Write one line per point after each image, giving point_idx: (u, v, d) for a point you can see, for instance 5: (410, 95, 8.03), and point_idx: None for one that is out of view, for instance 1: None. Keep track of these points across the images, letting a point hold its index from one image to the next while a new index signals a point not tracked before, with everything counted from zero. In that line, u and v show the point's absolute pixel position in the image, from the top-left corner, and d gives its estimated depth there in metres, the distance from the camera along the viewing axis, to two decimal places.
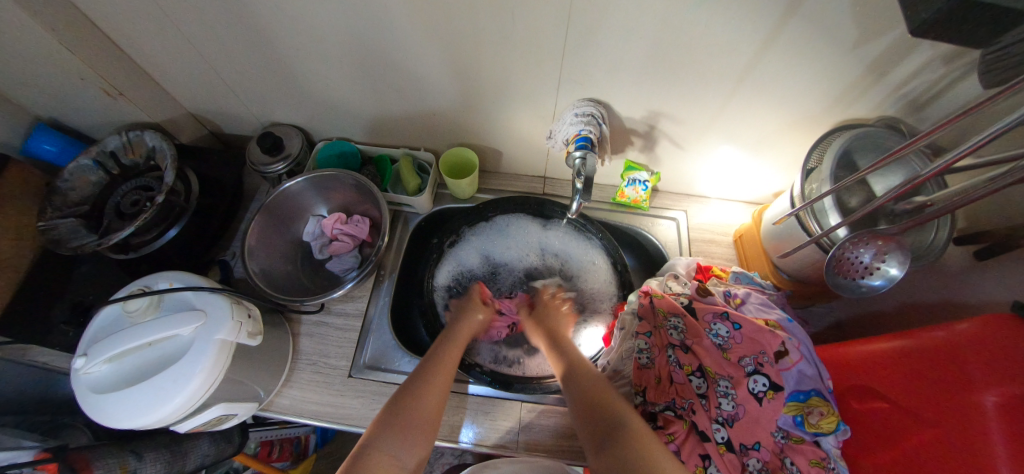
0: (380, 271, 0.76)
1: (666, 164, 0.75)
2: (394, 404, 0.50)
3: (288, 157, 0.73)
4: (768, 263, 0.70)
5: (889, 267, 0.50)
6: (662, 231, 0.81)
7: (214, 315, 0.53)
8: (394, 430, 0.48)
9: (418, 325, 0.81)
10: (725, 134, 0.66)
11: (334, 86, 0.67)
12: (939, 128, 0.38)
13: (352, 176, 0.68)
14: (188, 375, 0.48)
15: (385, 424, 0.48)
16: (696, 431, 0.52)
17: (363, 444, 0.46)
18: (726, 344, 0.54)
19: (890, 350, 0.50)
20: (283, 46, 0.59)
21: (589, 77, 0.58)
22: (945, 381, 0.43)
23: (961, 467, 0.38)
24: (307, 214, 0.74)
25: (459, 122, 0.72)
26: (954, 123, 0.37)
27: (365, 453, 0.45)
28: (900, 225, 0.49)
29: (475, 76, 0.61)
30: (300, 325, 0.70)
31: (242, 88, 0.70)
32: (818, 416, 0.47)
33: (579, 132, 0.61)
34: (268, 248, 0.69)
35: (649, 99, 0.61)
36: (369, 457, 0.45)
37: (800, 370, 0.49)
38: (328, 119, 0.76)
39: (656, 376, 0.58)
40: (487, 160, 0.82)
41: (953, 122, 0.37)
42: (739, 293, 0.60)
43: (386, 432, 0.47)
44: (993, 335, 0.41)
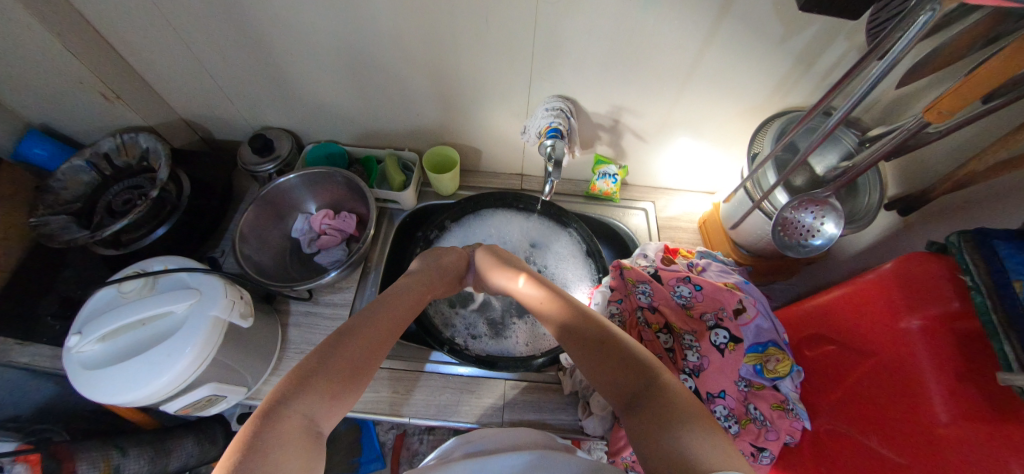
0: (367, 263, 0.78)
1: (632, 156, 0.82)
2: (322, 364, 0.41)
3: (277, 158, 0.76)
4: (729, 242, 0.75)
5: (828, 227, 0.57)
6: (633, 220, 0.86)
7: (208, 294, 0.55)
8: (328, 395, 0.39)
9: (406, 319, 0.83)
10: (683, 125, 0.73)
11: (325, 89, 0.72)
12: (825, 98, 0.50)
13: (343, 173, 0.72)
14: (180, 350, 0.50)
15: (298, 377, 0.39)
16: None
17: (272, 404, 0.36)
18: (690, 303, 0.59)
19: (835, 296, 0.56)
20: (279, 52, 0.65)
21: (558, 75, 0.65)
22: (875, 314, 0.50)
23: (898, 388, 0.45)
24: (296, 211, 0.77)
25: (444, 123, 0.77)
26: (835, 92, 0.49)
27: (278, 411, 0.35)
28: (830, 188, 0.55)
29: (455, 78, 0.67)
30: (289, 315, 0.71)
31: (236, 94, 0.75)
32: (774, 362, 0.52)
33: (550, 124, 0.68)
34: (261, 241, 0.72)
35: (613, 94, 0.68)
36: (284, 416, 0.35)
37: (757, 324, 0.54)
38: (318, 122, 0.81)
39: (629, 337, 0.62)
40: (467, 158, 0.87)
41: (834, 92, 0.49)
42: (701, 262, 0.66)
43: (311, 396, 0.38)
44: (910, 269, 0.48)
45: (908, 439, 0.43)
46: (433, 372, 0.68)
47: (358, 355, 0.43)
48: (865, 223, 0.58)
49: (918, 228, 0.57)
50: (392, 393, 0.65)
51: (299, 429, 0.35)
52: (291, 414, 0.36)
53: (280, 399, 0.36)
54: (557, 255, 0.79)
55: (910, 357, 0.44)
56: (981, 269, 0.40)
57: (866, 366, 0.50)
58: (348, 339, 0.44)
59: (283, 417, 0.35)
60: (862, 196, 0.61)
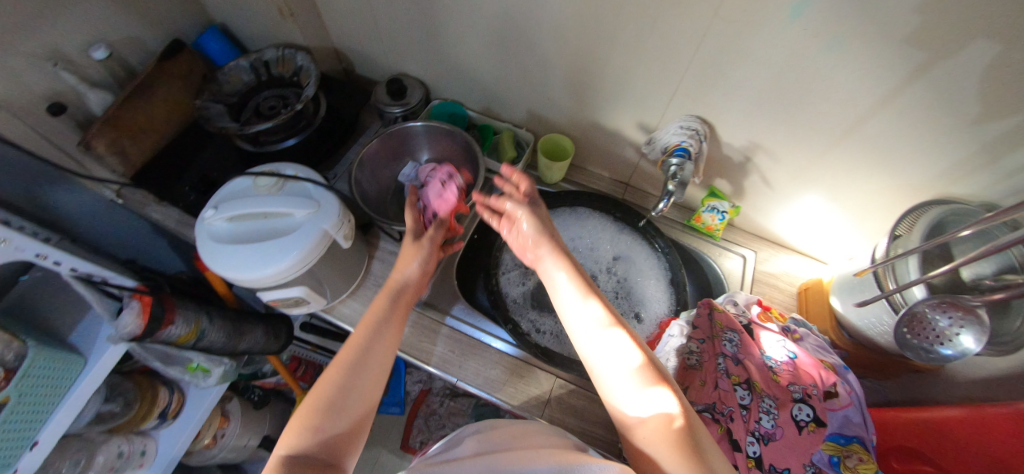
0: (456, 226, 0.82)
1: (749, 199, 0.78)
2: (329, 406, 0.45)
3: (407, 105, 0.80)
4: (831, 319, 0.69)
5: (964, 340, 0.48)
6: (728, 263, 0.82)
7: (325, 209, 0.60)
8: (327, 435, 0.44)
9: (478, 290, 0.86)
10: (817, 181, 0.68)
11: (469, 53, 0.75)
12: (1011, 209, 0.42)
13: (464, 136, 0.74)
14: (290, 250, 0.55)
15: (299, 428, 0.44)
16: (729, 439, 0.51)
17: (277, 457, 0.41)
18: (778, 369, 0.55)
19: (955, 419, 0.49)
20: (442, 9, 0.68)
21: (705, 96, 0.63)
22: (999, 453, 0.43)
23: None
24: (408, 157, 0.81)
25: (569, 113, 0.78)
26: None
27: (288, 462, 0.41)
28: (984, 300, 0.49)
29: (596, 72, 0.67)
30: (377, 249, 0.76)
31: (388, 37, 0.80)
32: (855, 460, 0.48)
33: (680, 142, 0.66)
34: (376, 174, 0.77)
35: (753, 132, 0.65)
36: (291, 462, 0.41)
37: (846, 414, 0.51)
38: (449, 81, 0.84)
39: (702, 378, 0.57)
40: (579, 153, 0.87)
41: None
42: (799, 330, 0.62)
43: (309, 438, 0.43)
44: None
45: None
46: (487, 345, 0.69)
47: (355, 388, 0.48)
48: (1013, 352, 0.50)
49: None
50: (448, 351, 0.68)
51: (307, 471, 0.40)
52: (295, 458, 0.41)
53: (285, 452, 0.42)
54: (640, 276, 0.77)
55: None
56: None
57: None
58: (350, 373, 0.48)
59: (294, 460, 0.41)
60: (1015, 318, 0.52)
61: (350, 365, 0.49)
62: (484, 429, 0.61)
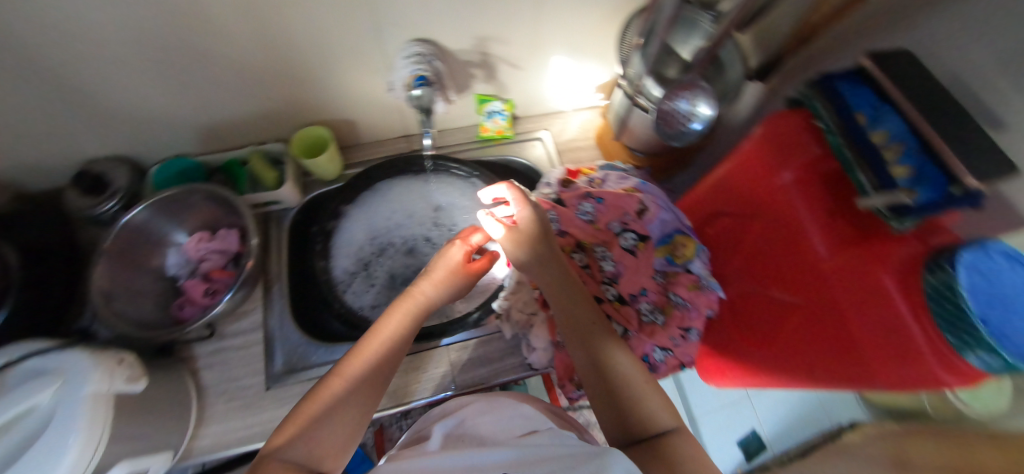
0: (267, 277, 0.70)
1: (514, 87, 0.77)
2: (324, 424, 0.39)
3: (117, 191, 0.65)
4: (624, 148, 0.76)
5: (701, 110, 0.59)
6: (533, 150, 0.83)
7: (75, 369, 0.47)
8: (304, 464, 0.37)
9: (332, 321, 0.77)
10: (551, 41, 0.68)
11: (147, 95, 0.60)
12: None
13: (203, 187, 0.63)
14: (56, 441, 0.42)
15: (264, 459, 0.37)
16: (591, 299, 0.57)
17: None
18: (594, 217, 0.58)
19: (717, 173, 0.59)
20: (64, 64, 0.52)
21: (402, 17, 0.58)
22: (754, 178, 0.53)
23: (785, 234, 0.51)
24: (166, 245, 0.68)
25: (303, 100, 0.68)
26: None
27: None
28: (694, 71, 0.56)
29: (296, 45, 0.59)
30: (195, 360, 0.64)
31: (31, 128, 0.60)
32: (681, 248, 0.56)
33: (414, 73, 0.62)
34: (129, 290, 0.62)
35: (468, 27, 0.62)
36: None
37: (661, 219, 0.56)
38: (156, 137, 0.68)
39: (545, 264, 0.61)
40: (342, 134, 0.78)
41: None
42: (599, 175, 0.65)
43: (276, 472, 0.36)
44: (776, 127, 0.50)
45: (803, 280, 0.49)
46: None
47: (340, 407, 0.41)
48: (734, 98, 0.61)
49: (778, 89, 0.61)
50: None
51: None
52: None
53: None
54: (466, 210, 0.75)
55: (789, 204, 0.50)
56: (830, 111, 0.45)
57: (756, 229, 0.53)
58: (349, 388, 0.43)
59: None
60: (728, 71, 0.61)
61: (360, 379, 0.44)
62: (447, 411, 0.54)
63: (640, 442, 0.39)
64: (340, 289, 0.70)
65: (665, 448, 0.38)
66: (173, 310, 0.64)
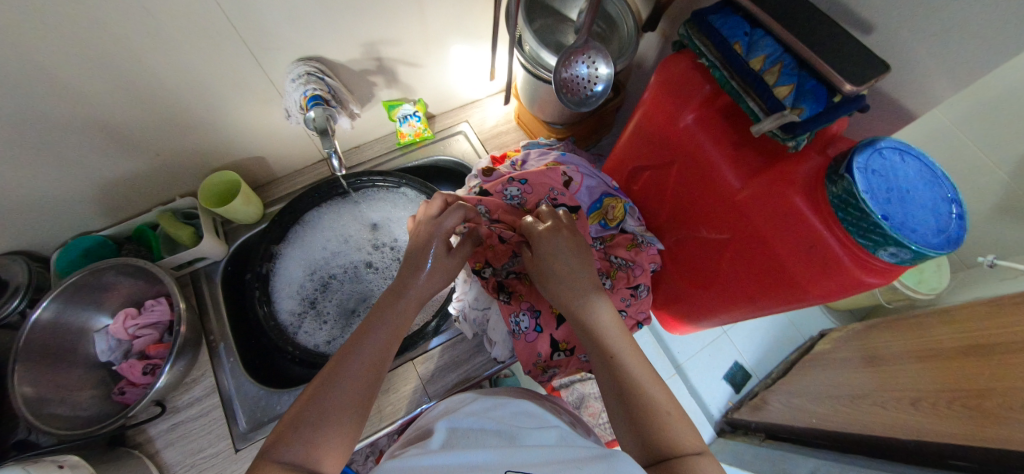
0: (209, 338, 0.67)
1: (419, 87, 0.74)
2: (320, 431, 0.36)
3: (18, 289, 0.60)
4: (543, 125, 0.75)
5: (600, 71, 0.57)
6: (457, 146, 0.80)
7: None
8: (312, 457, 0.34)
9: (289, 366, 0.74)
10: (444, 33, 0.66)
11: (16, 179, 0.54)
12: None
13: (117, 262, 0.59)
14: None
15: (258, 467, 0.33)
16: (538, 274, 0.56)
17: None
18: (523, 200, 0.57)
19: (630, 129, 0.59)
20: None
21: (277, 37, 0.55)
22: (663, 128, 0.53)
23: (701, 177, 0.51)
24: (90, 333, 0.63)
25: (201, 146, 0.64)
26: None
27: None
28: (584, 34, 0.55)
29: (171, 89, 0.54)
30: (151, 442, 0.59)
31: None
32: (613, 210, 0.56)
33: (306, 94, 0.59)
34: (55, 390, 0.57)
35: (352, 33, 0.59)
36: None
37: (587, 186, 0.58)
38: (38, 223, 0.62)
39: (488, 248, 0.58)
40: (255, 173, 0.75)
41: None
42: (520, 157, 0.65)
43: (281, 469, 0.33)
44: (669, 73, 0.51)
45: (724, 216, 0.49)
46: None
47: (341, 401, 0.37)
48: (632, 50, 0.61)
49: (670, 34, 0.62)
50: None
51: None
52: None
53: None
54: (403, 219, 0.74)
55: (698, 145, 0.50)
56: (710, 46, 0.46)
57: (676, 175, 0.54)
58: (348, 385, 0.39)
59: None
60: (622, 26, 0.63)
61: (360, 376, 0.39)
62: (449, 407, 0.49)
63: (663, 462, 0.34)
64: (292, 330, 0.67)
65: (686, 469, 0.33)
66: (114, 397, 0.60)
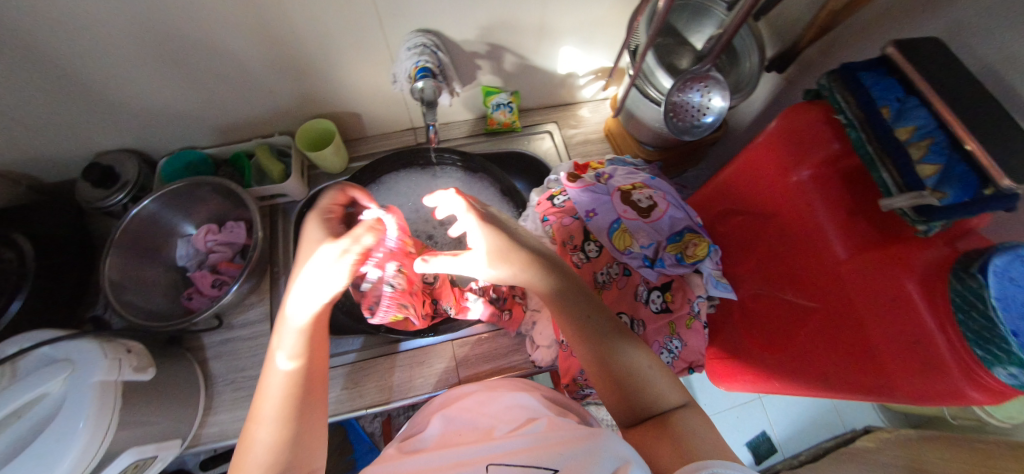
0: (273, 269, 0.71)
1: (520, 79, 0.76)
2: (297, 405, 0.36)
3: (126, 184, 0.65)
4: (633, 142, 0.74)
5: (714, 102, 0.55)
6: (540, 144, 0.82)
7: (83, 361, 0.48)
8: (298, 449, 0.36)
9: None
10: (558, 33, 0.67)
11: (154, 91, 0.61)
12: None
13: (209, 180, 0.63)
14: (68, 430, 0.43)
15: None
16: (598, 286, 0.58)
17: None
18: (592, 219, 0.58)
19: (729, 169, 0.56)
20: (74, 62, 0.53)
21: (404, 8, 0.57)
22: (770, 175, 0.50)
23: (801, 236, 0.48)
24: (175, 237, 0.69)
25: (307, 93, 0.68)
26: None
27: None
28: (709, 61, 0.53)
29: (297, 40, 0.58)
30: (204, 349, 0.65)
31: (43, 124, 0.61)
32: (693, 247, 0.53)
33: (417, 64, 0.61)
34: (140, 283, 0.63)
35: (473, 16, 0.60)
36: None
37: (671, 215, 0.55)
38: (159, 131, 0.68)
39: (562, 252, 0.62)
40: (348, 128, 0.78)
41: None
42: (606, 170, 0.62)
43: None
44: (794, 121, 0.47)
45: (819, 285, 0.47)
46: (379, 357, 0.64)
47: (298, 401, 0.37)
48: (750, 89, 0.58)
49: (797, 80, 0.58)
50: (344, 390, 0.62)
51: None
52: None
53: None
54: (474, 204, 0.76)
55: (807, 204, 0.47)
56: (852, 102, 0.41)
57: (772, 228, 0.51)
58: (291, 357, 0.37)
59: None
60: (744, 63, 0.60)
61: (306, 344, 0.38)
62: (449, 398, 0.55)
63: (654, 419, 0.39)
64: None
65: (676, 422, 0.38)
66: (182, 299, 0.65)
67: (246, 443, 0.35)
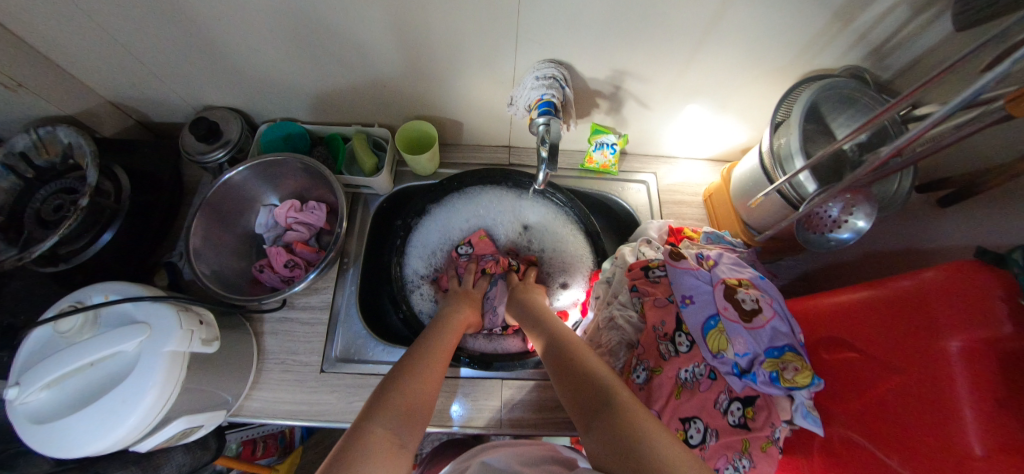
0: (343, 258, 0.72)
1: (633, 124, 0.72)
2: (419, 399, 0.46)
3: (228, 143, 0.66)
4: (739, 222, 0.71)
5: (856, 220, 0.51)
6: (632, 195, 0.79)
7: (160, 326, 0.48)
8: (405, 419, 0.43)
9: (388, 309, 0.78)
10: (691, 91, 0.63)
11: (275, 65, 0.61)
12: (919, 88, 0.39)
13: (298, 159, 0.62)
14: (138, 392, 0.44)
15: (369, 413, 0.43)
16: (675, 380, 0.55)
17: (347, 438, 0.39)
18: (685, 307, 0.55)
19: (860, 299, 0.51)
20: (213, 24, 0.53)
21: (548, 37, 0.54)
22: (913, 326, 0.43)
23: (931, 408, 0.41)
24: (258, 204, 0.69)
25: (418, 95, 0.66)
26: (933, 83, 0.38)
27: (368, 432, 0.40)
28: (867, 177, 0.49)
29: (429, 45, 0.56)
30: (263, 323, 0.66)
31: (167, 71, 0.62)
32: (792, 371, 0.47)
33: (542, 96, 0.57)
34: (219, 246, 0.64)
35: (612, 57, 0.57)
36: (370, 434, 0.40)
37: (773, 327, 0.50)
38: (268, 99, 0.69)
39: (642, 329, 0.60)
40: (446, 133, 0.77)
41: (931, 82, 0.38)
42: (712, 255, 0.60)
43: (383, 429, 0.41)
44: (962, 278, 0.40)
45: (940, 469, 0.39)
46: None
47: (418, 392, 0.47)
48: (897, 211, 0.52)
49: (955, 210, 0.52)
50: None
51: (381, 443, 0.39)
52: (373, 430, 0.41)
53: (361, 421, 0.42)
54: (551, 236, 0.78)
55: (949, 378, 0.39)
56: None
57: (894, 383, 0.45)
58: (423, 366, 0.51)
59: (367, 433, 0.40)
60: (893, 182, 0.54)
61: (430, 361, 0.52)
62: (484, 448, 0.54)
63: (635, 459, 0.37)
64: (411, 287, 0.72)
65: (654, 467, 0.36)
66: (253, 270, 0.66)
67: (372, 407, 0.44)
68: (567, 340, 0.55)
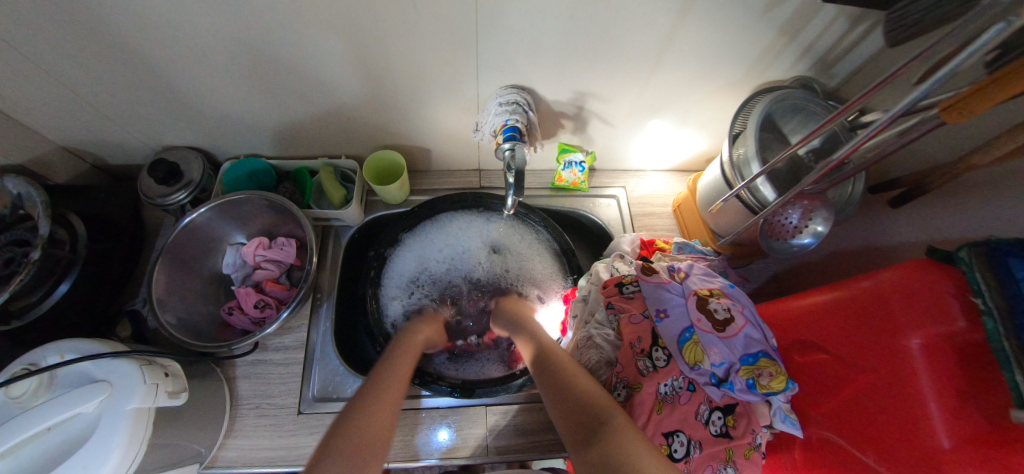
0: (317, 293, 0.71)
1: (600, 142, 0.74)
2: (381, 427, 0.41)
3: (190, 184, 0.65)
4: (707, 231, 0.73)
5: (814, 225, 0.53)
6: (604, 210, 0.81)
7: (123, 383, 0.45)
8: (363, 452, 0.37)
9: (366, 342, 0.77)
10: (651, 108, 0.66)
11: (237, 102, 0.60)
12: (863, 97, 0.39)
13: (264, 196, 0.61)
14: (100, 456, 0.41)
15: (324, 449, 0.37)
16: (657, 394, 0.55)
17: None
18: (661, 320, 0.56)
19: (826, 301, 0.53)
20: (169, 65, 0.52)
21: (509, 64, 0.55)
22: (875, 326, 0.45)
23: (896, 405, 0.42)
24: (224, 244, 0.67)
25: (386, 124, 0.67)
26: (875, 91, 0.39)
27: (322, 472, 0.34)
28: (819, 184, 0.51)
29: (392, 76, 0.56)
30: (235, 367, 0.63)
31: (123, 114, 0.61)
32: (768, 377, 0.48)
33: (506, 122, 0.59)
34: (184, 292, 0.61)
35: (573, 80, 0.59)
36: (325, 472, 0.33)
37: (746, 334, 0.51)
38: (232, 136, 0.68)
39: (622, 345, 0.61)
40: (417, 160, 0.77)
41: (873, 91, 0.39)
42: (682, 266, 0.61)
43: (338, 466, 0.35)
44: (916, 278, 0.42)
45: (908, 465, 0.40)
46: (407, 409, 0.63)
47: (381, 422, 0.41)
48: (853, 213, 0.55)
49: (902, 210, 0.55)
50: None
51: None
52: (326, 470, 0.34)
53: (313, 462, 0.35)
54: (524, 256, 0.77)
55: (911, 375, 0.41)
56: (994, 289, 0.35)
57: (862, 382, 0.46)
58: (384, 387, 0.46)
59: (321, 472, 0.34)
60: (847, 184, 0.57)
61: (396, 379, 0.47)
62: None
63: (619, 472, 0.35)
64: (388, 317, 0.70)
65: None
66: (222, 313, 0.64)
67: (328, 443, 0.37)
68: (554, 350, 0.54)
